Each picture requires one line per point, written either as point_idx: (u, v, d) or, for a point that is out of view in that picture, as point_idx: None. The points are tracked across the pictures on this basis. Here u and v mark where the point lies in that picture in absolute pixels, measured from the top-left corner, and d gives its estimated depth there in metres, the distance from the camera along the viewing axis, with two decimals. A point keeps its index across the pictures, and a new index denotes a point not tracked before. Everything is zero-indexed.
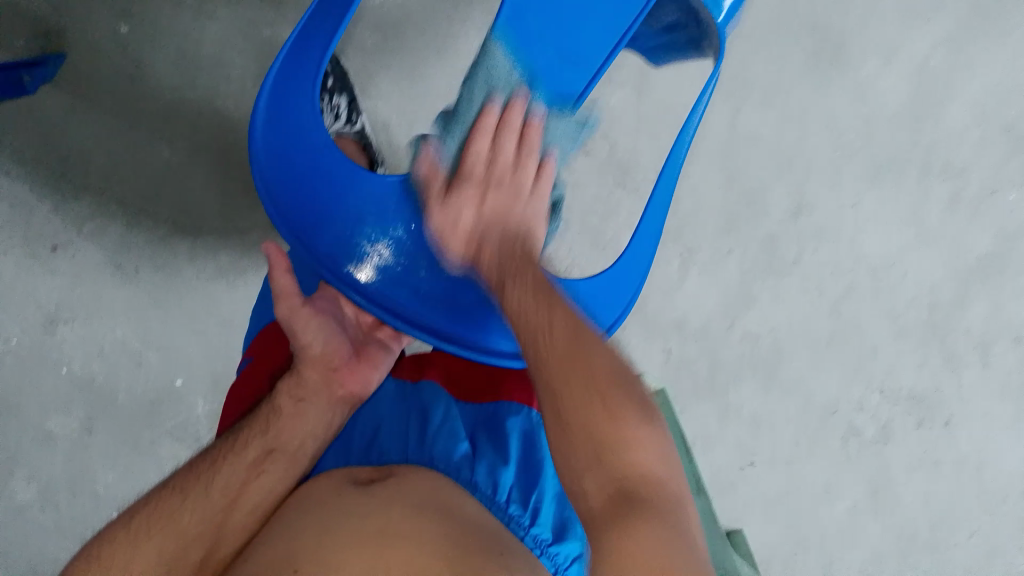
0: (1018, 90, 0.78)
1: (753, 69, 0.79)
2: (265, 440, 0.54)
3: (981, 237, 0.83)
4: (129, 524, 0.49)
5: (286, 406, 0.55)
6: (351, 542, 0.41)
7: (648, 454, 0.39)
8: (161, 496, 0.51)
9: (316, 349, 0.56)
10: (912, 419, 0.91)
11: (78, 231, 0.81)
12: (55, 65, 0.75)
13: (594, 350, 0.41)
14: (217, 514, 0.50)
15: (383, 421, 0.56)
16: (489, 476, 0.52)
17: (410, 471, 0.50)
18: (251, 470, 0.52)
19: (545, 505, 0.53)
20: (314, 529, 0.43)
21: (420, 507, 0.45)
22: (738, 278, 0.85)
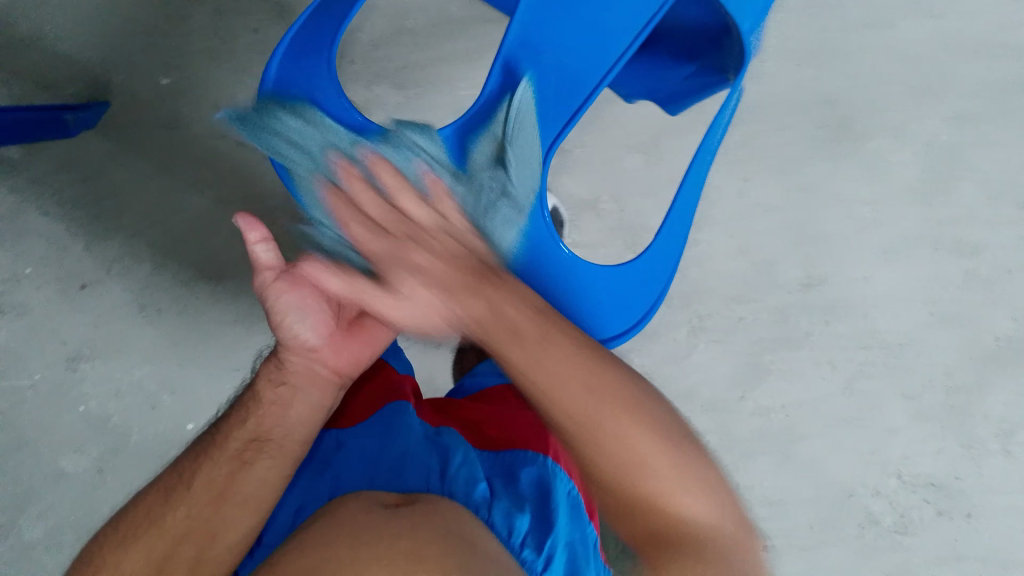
0: None
1: (763, 138, 0.80)
2: (248, 431, 0.51)
3: (1000, 318, 0.83)
4: (113, 530, 0.48)
5: (268, 392, 0.52)
6: (378, 556, 0.34)
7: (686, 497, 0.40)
8: (147, 498, 0.49)
9: (298, 338, 0.51)
10: (932, 509, 0.87)
11: (106, 270, 0.85)
12: (99, 112, 0.80)
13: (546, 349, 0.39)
14: (203, 507, 0.48)
15: (414, 443, 0.52)
16: (505, 519, 0.46)
17: (435, 497, 0.43)
18: (234, 461, 0.50)
19: (559, 552, 0.46)
20: (344, 548, 0.35)
21: (453, 509, 0.43)
22: (749, 348, 0.84)
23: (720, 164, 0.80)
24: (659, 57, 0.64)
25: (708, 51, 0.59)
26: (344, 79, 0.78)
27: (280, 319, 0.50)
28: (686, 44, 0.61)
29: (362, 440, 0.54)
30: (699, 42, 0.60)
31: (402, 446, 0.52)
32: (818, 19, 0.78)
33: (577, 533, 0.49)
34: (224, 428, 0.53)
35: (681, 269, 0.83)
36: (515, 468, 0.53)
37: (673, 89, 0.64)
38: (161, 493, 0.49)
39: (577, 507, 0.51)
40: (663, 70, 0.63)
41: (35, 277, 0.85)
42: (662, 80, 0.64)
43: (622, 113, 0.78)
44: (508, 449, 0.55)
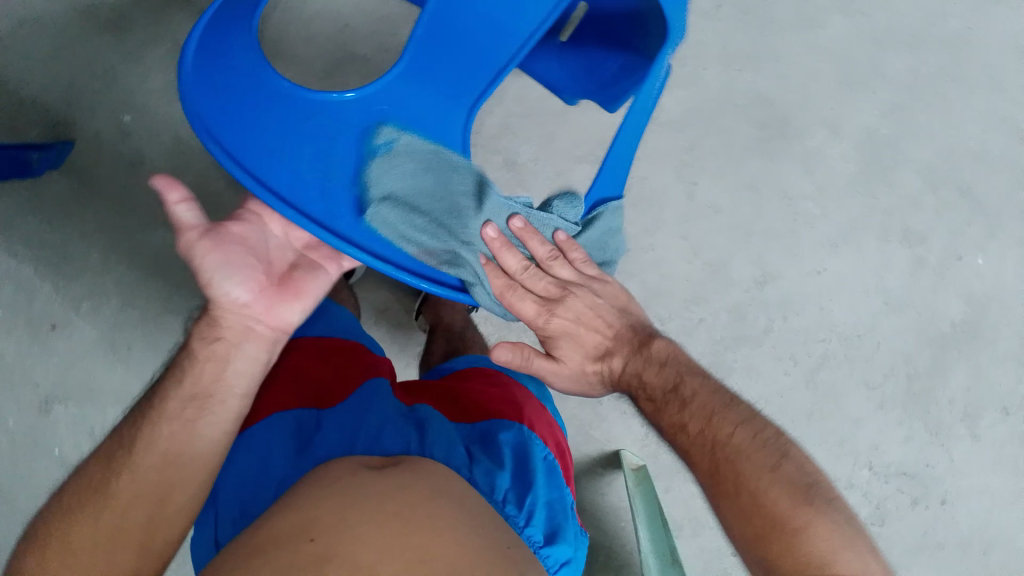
0: (963, 157, 0.83)
1: (706, 142, 0.82)
2: (185, 390, 0.51)
3: (951, 302, 0.85)
4: (60, 502, 0.48)
5: (201, 348, 0.52)
6: (367, 516, 0.40)
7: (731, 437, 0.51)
8: (91, 469, 0.49)
9: (231, 296, 0.50)
10: (906, 497, 0.88)
11: (76, 310, 0.86)
12: (62, 150, 0.81)
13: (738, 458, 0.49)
14: (151, 472, 0.49)
15: (390, 418, 0.54)
16: (487, 477, 0.52)
17: (418, 460, 0.49)
18: (177, 423, 0.50)
19: (538, 509, 0.53)
20: (331, 506, 0.42)
21: (431, 491, 0.44)
22: (711, 348, 0.85)
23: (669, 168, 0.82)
24: (588, 49, 0.66)
25: (625, 30, 0.60)
26: None
27: (209, 279, 0.49)
28: (610, 32, 0.63)
29: (339, 418, 0.54)
30: (620, 24, 0.61)
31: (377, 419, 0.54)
32: (752, 21, 0.81)
33: (554, 493, 0.56)
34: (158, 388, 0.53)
35: (637, 273, 0.84)
36: (490, 432, 0.58)
37: (601, 73, 0.66)
38: (103, 459, 0.50)
39: (552, 470, 0.58)
40: (592, 61, 0.66)
41: (4, 321, 0.86)
42: (595, 73, 0.67)
43: (569, 124, 0.81)
44: (484, 420, 0.59)
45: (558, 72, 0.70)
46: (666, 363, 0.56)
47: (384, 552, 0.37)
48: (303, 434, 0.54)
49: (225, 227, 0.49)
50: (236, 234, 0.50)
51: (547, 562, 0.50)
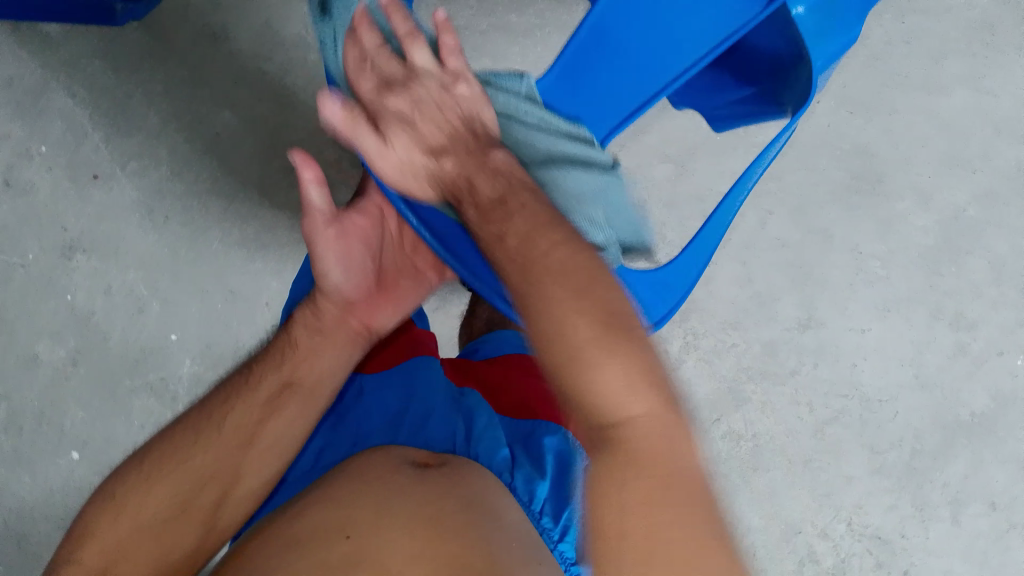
0: None
1: (789, 177, 0.81)
2: (281, 375, 0.55)
3: (978, 394, 0.85)
4: (140, 467, 0.50)
5: (303, 339, 0.56)
6: (402, 524, 0.44)
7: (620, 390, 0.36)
8: (174, 434, 0.52)
9: (338, 286, 0.55)
10: (871, 559, 0.88)
11: (122, 166, 0.84)
12: (147, 6, 0.81)
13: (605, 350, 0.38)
14: (233, 452, 0.52)
15: (436, 406, 0.58)
16: (526, 486, 0.54)
17: (465, 464, 0.51)
18: (267, 408, 0.54)
19: (576, 525, 0.52)
20: (370, 505, 0.45)
21: (472, 500, 0.47)
22: (734, 374, 0.86)
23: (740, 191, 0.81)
24: (717, 70, 0.65)
25: (767, 77, 0.60)
26: None
27: (326, 265, 0.54)
28: (750, 67, 0.62)
29: (382, 396, 0.58)
30: (764, 68, 0.61)
31: (423, 406, 0.58)
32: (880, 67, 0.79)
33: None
34: (252, 367, 0.56)
35: None
36: (534, 433, 0.58)
37: (719, 100, 0.66)
38: (188, 432, 0.52)
39: None
40: (719, 83, 0.65)
41: (45, 157, 0.83)
42: (714, 90, 0.66)
43: (666, 120, 0.79)
44: (529, 416, 0.59)
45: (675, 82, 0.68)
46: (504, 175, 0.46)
47: (416, 559, 0.41)
48: (347, 406, 0.58)
49: (349, 220, 0.53)
50: (358, 229, 0.54)
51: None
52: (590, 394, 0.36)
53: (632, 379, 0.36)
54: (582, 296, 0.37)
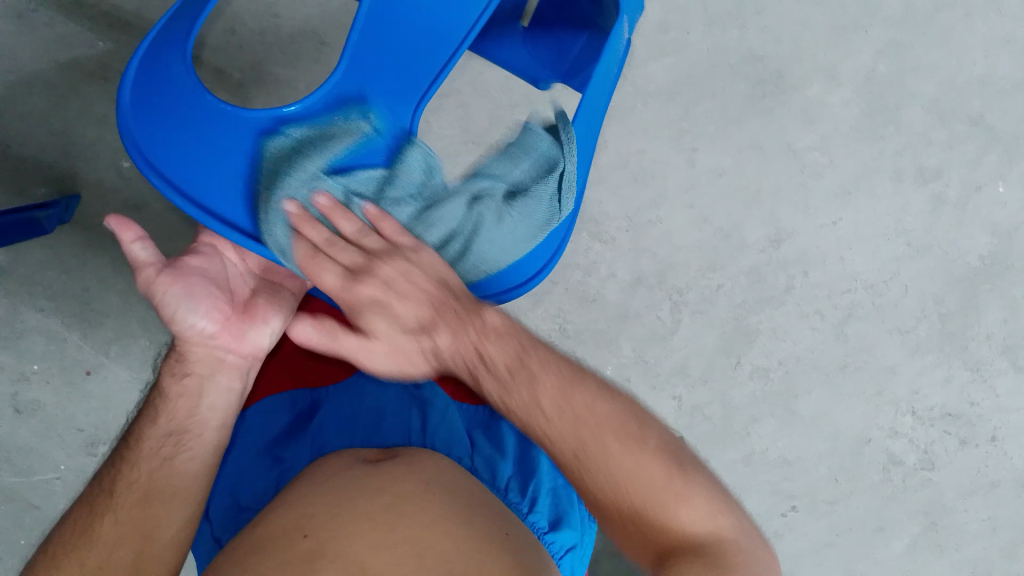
0: (971, 84, 0.78)
1: (695, 111, 0.80)
2: (163, 427, 0.55)
3: (978, 237, 0.82)
4: (48, 551, 0.51)
5: (173, 386, 0.56)
6: (362, 526, 0.50)
7: (694, 515, 0.48)
8: (75, 514, 0.53)
9: (197, 327, 0.54)
10: (952, 439, 0.88)
11: (106, 354, 0.88)
12: (70, 204, 0.82)
13: (609, 467, 0.49)
14: (134, 512, 0.52)
15: (386, 400, 0.65)
16: (487, 467, 0.63)
17: (415, 451, 0.58)
18: (157, 460, 0.54)
19: (540, 493, 0.63)
20: (324, 506, 0.52)
21: (400, 495, 0.52)
22: (732, 313, 0.85)
23: (662, 140, 0.81)
24: (554, 30, 0.65)
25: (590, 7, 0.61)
26: None
27: (173, 314, 0.53)
28: (575, 12, 0.63)
29: (335, 407, 0.65)
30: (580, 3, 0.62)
31: (376, 408, 0.64)
32: None
33: (559, 480, 0.64)
34: (133, 429, 0.57)
35: (648, 247, 0.83)
36: (494, 419, 0.66)
37: (568, 66, 0.64)
38: (86, 506, 0.53)
39: None
40: (558, 43, 0.64)
41: (41, 371, 0.88)
42: (561, 52, 0.64)
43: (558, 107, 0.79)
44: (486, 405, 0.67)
45: (518, 63, 0.66)
46: (506, 332, 0.53)
47: (371, 548, 0.48)
48: (304, 423, 0.65)
49: (182, 262, 0.53)
50: (195, 268, 0.54)
51: (552, 547, 0.61)
52: (621, 484, 0.49)
53: (702, 508, 0.49)
54: (629, 450, 0.50)
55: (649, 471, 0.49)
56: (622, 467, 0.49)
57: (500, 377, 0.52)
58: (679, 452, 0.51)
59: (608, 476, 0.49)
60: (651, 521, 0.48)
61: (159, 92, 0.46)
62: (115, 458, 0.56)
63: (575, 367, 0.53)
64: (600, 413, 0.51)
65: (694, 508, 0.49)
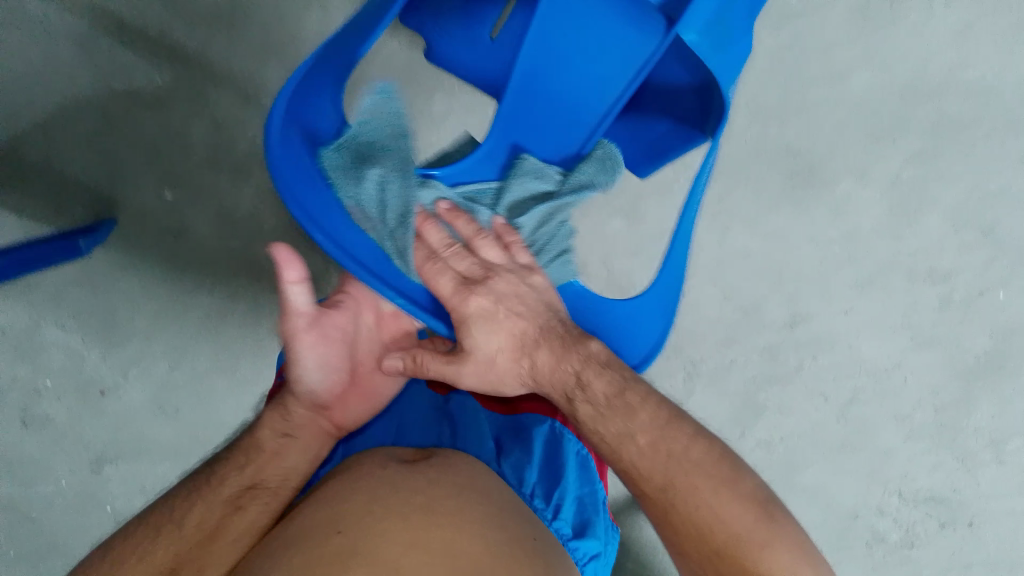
0: (988, 199, 0.83)
1: (730, 198, 0.85)
2: (243, 478, 0.55)
3: (977, 336, 0.86)
4: (104, 557, 0.50)
5: (270, 441, 0.57)
6: (400, 516, 0.45)
7: (734, 514, 0.45)
8: (136, 530, 0.52)
9: (309, 386, 0.59)
10: (934, 522, 0.92)
11: (124, 375, 0.88)
12: (108, 228, 0.82)
13: (687, 493, 0.47)
14: (188, 545, 0.51)
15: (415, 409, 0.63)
16: (515, 472, 0.57)
17: (450, 453, 0.54)
18: (229, 505, 0.53)
19: (567, 503, 0.58)
20: (363, 497, 0.47)
21: (462, 485, 0.49)
22: (744, 387, 0.90)
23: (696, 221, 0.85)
24: (643, 111, 0.69)
25: (687, 106, 0.64)
26: None
27: (303, 365, 0.58)
28: (667, 101, 0.66)
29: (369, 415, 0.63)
30: (682, 99, 0.65)
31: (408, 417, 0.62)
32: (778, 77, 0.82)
33: (585, 488, 0.60)
34: (216, 467, 0.57)
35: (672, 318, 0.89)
36: (522, 425, 0.62)
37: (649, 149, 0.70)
38: (148, 529, 0.51)
39: (585, 465, 0.61)
40: (644, 123, 0.69)
41: (55, 387, 0.88)
42: (645, 130, 0.69)
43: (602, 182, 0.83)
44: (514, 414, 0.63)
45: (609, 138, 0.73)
46: (609, 367, 0.53)
47: (406, 545, 0.42)
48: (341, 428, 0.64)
49: (326, 320, 0.58)
50: (336, 323, 0.59)
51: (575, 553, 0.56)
52: (705, 523, 0.46)
53: (795, 561, 0.44)
54: (720, 488, 0.46)
55: (739, 520, 0.45)
56: (700, 499, 0.46)
57: (595, 406, 0.52)
58: (772, 504, 0.46)
59: (659, 471, 0.48)
60: (732, 563, 0.44)
61: (300, 127, 0.53)
62: (188, 492, 0.55)
63: (668, 408, 0.51)
64: (690, 444, 0.49)
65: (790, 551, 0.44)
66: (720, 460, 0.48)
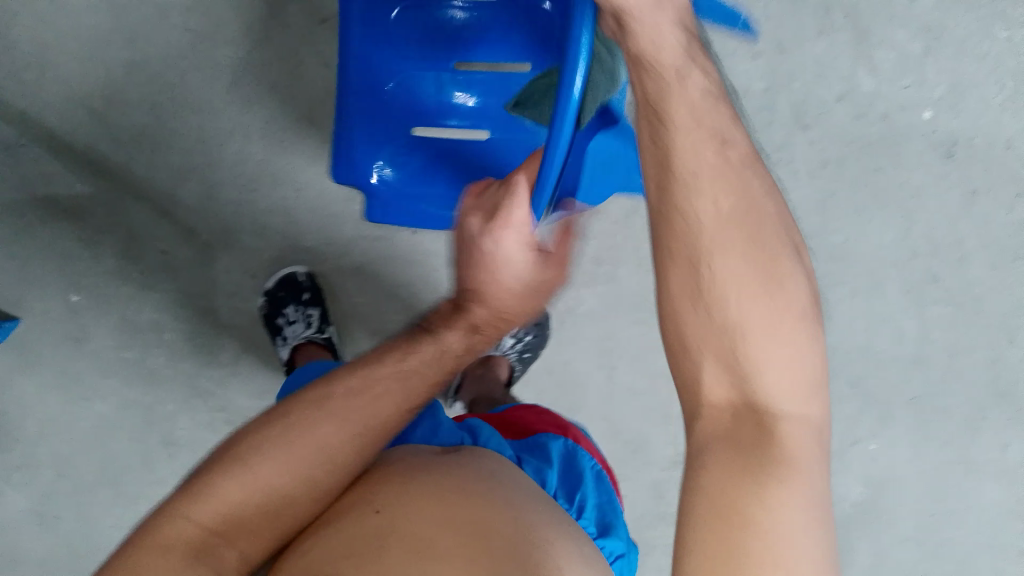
0: (855, 355, 0.90)
1: (618, 335, 0.89)
2: (406, 395, 0.52)
3: (852, 487, 0.93)
4: (186, 491, 0.46)
5: (415, 359, 0.53)
6: (429, 496, 0.45)
7: (785, 382, 0.40)
8: (233, 451, 0.48)
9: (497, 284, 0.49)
10: None
11: (5, 481, 0.88)
12: (10, 326, 0.83)
13: (770, 341, 0.40)
14: (301, 468, 0.47)
15: (443, 420, 0.59)
16: (538, 474, 0.58)
17: (478, 448, 0.55)
18: (394, 413, 0.51)
19: (588, 504, 0.59)
20: (397, 479, 0.48)
21: (484, 474, 0.50)
22: (632, 525, 0.94)
23: (586, 358, 0.90)
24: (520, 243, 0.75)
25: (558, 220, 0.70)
26: (250, 291, 0.87)
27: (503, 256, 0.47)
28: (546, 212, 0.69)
29: None
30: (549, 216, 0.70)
31: (430, 421, 0.58)
32: None
33: (604, 497, 0.61)
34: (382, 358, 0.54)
35: None
36: (537, 441, 0.62)
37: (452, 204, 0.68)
38: (247, 448, 0.48)
39: (600, 478, 0.63)
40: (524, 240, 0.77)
41: None
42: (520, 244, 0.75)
43: None
44: (530, 436, 0.63)
45: None
46: (695, 152, 0.42)
47: (433, 518, 0.43)
48: None
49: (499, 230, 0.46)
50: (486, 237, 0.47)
51: (603, 551, 0.57)
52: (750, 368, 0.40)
53: (815, 411, 0.41)
54: (774, 301, 0.40)
55: (790, 365, 0.40)
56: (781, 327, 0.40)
57: (658, 182, 0.43)
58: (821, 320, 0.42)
59: (724, 317, 0.41)
60: (751, 435, 0.40)
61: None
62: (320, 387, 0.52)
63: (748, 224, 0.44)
64: (757, 245, 0.41)
65: (802, 367, 0.40)
66: (786, 257, 0.41)
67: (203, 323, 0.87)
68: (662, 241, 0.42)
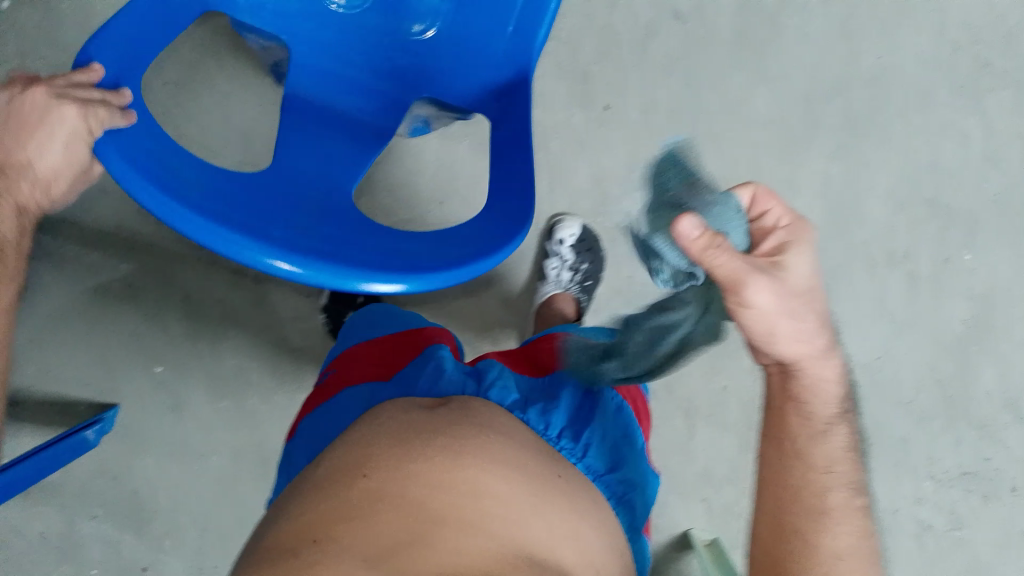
0: (921, 171, 0.85)
1: None
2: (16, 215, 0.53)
3: (957, 306, 0.86)
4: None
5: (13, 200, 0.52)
6: (427, 466, 0.41)
7: (844, 563, 0.45)
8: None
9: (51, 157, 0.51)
10: (976, 497, 0.88)
11: (161, 550, 0.89)
12: (112, 416, 0.85)
13: (830, 524, 0.46)
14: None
15: (443, 364, 0.53)
16: (542, 416, 0.52)
17: (472, 399, 0.50)
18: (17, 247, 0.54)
19: (595, 442, 0.53)
20: (386, 440, 0.43)
21: (481, 425, 0.46)
22: (744, 413, 0.89)
23: None
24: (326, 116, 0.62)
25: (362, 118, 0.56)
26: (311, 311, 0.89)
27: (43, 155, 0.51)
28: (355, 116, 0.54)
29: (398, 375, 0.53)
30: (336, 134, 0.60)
31: (431, 368, 0.52)
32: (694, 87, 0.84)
33: (616, 429, 0.55)
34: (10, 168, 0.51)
35: None
36: (552, 380, 0.56)
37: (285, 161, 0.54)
38: None
39: (618, 411, 0.56)
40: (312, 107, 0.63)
41: None
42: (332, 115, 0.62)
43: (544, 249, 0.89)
44: (545, 372, 0.57)
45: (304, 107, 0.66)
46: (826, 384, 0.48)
47: (431, 489, 0.40)
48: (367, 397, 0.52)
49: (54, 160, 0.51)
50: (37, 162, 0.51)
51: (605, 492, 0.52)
52: (806, 519, 0.46)
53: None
54: (841, 502, 0.47)
55: (844, 540, 0.46)
56: (841, 523, 0.46)
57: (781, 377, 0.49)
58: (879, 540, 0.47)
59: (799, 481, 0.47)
60: (800, 565, 0.45)
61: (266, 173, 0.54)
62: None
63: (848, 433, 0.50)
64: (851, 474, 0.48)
65: (853, 552, 0.46)
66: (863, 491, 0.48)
67: (282, 356, 0.89)
68: (789, 507, 0.47)
